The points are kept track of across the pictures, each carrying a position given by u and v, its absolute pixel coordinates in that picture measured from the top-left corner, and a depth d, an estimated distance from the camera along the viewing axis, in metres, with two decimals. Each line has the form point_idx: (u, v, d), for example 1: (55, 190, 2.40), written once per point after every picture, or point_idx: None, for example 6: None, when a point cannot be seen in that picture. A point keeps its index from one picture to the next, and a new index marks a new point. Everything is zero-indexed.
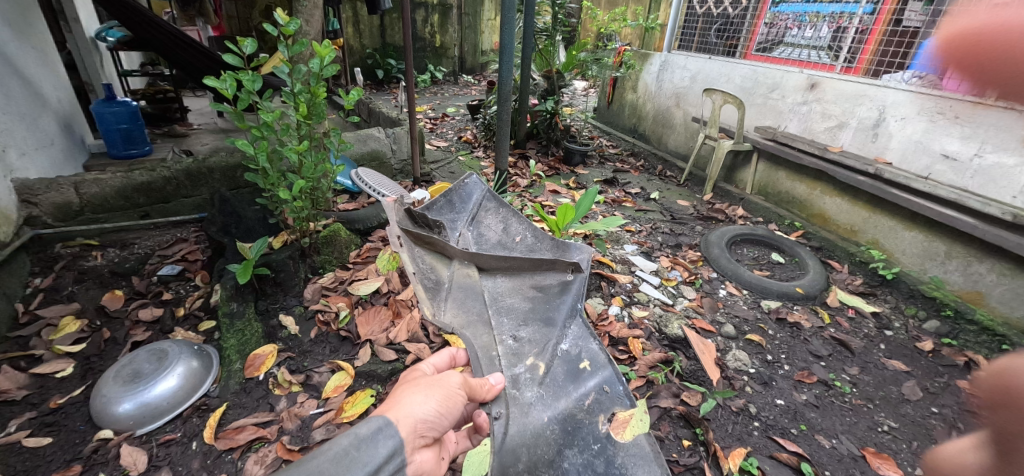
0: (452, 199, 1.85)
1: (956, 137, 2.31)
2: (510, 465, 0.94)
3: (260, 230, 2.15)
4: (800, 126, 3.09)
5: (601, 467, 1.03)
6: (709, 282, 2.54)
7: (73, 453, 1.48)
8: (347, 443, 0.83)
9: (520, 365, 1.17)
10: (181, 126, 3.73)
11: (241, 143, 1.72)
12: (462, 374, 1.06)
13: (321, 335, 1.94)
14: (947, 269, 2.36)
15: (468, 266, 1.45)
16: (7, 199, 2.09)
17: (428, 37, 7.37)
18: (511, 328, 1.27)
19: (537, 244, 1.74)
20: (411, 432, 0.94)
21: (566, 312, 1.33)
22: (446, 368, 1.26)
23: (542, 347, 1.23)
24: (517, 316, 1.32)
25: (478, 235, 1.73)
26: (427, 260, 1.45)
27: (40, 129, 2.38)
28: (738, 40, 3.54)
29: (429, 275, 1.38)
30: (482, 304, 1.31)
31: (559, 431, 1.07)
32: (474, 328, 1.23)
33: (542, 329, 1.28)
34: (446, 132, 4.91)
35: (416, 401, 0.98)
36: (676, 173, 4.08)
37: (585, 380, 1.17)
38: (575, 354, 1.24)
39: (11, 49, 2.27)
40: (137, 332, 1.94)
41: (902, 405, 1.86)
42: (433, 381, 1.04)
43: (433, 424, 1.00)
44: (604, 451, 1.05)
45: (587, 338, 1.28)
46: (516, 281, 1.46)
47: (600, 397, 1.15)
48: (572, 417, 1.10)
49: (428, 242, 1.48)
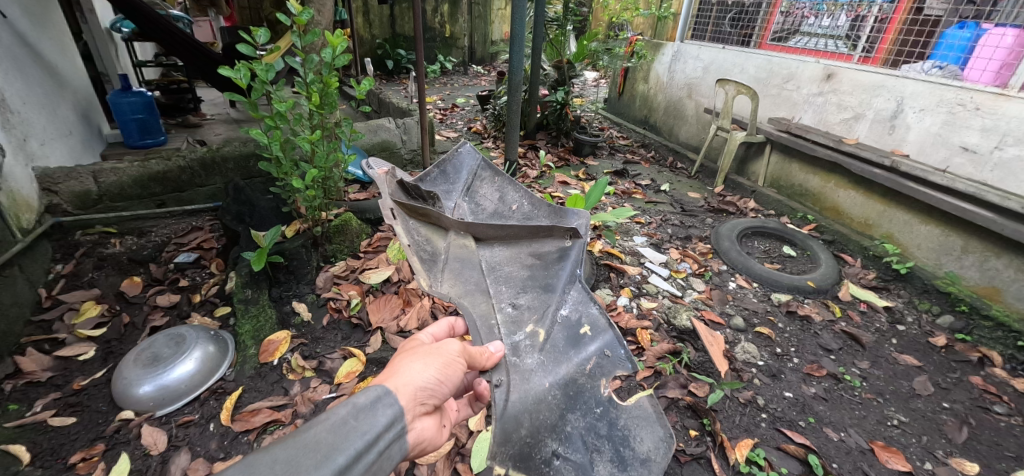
0: (446, 170, 1.87)
1: (976, 129, 2.26)
2: (512, 431, 0.95)
3: (274, 219, 2.19)
4: (815, 117, 3.04)
5: (604, 430, 1.05)
6: (719, 274, 2.53)
7: (97, 432, 1.53)
8: (345, 413, 0.84)
9: (520, 333, 1.17)
10: (195, 117, 3.78)
11: (255, 133, 1.74)
12: (460, 343, 1.06)
13: (333, 322, 1.98)
14: (962, 264, 2.32)
15: (463, 236, 1.43)
16: (29, 187, 2.14)
17: (438, 27, 7.35)
18: (509, 296, 1.28)
19: (533, 212, 1.71)
20: (411, 400, 0.96)
21: (566, 278, 1.30)
22: (445, 336, 1.33)
23: (541, 312, 1.22)
24: (515, 284, 1.31)
25: (474, 206, 1.72)
26: (422, 232, 1.42)
27: (58, 118, 2.42)
28: (753, 29, 3.49)
29: (425, 248, 1.33)
30: (478, 274, 1.31)
31: (560, 396, 1.07)
32: (472, 298, 1.23)
33: (541, 295, 1.27)
34: (455, 123, 4.92)
35: (413, 369, 0.99)
36: (686, 165, 4.04)
37: (586, 344, 1.17)
38: (575, 319, 1.23)
39: (30, 39, 2.30)
40: (155, 317, 1.99)
41: (912, 400, 1.85)
42: (430, 350, 1.06)
43: (433, 391, 1.02)
44: (607, 414, 1.07)
45: (587, 303, 1.27)
46: (513, 250, 1.44)
47: (602, 361, 1.14)
48: (573, 382, 1.09)
49: (422, 213, 1.46)
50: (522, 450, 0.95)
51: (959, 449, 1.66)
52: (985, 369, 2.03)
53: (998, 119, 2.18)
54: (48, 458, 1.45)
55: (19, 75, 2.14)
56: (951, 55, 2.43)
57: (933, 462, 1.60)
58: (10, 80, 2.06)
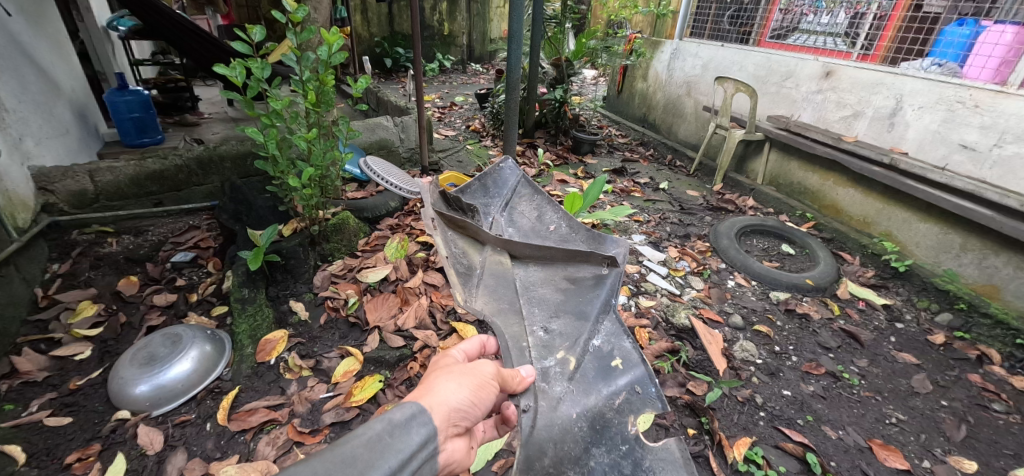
0: (487, 183, 1.80)
1: (975, 127, 2.26)
2: (535, 459, 0.97)
3: (271, 218, 2.18)
4: (814, 115, 3.03)
5: (629, 469, 1.02)
6: (717, 273, 2.53)
7: (93, 432, 1.52)
8: (382, 428, 0.80)
9: (550, 358, 1.18)
10: (192, 115, 3.77)
11: (250, 131, 1.72)
12: (495, 365, 1.04)
13: (330, 321, 1.97)
14: (961, 262, 2.32)
15: (500, 253, 1.41)
16: (25, 187, 2.13)
17: (436, 25, 7.33)
18: (542, 319, 1.27)
19: (572, 234, 1.61)
20: (445, 421, 0.93)
21: (600, 307, 1.29)
22: (475, 355, 1.26)
23: (574, 340, 1.23)
24: (549, 307, 1.31)
25: (511, 221, 1.66)
26: (460, 244, 1.36)
27: (55, 118, 2.41)
28: (751, 27, 3.47)
29: (461, 260, 1.28)
30: (513, 293, 1.30)
31: (587, 429, 1.07)
32: (505, 317, 1.22)
33: (575, 322, 1.27)
34: (454, 121, 4.91)
35: (449, 389, 0.97)
36: (686, 163, 4.04)
37: (617, 377, 1.16)
38: (608, 350, 1.22)
39: (25, 39, 2.29)
40: (152, 317, 1.98)
41: (911, 398, 1.84)
42: (465, 370, 1.03)
43: (466, 413, 1.00)
44: (632, 453, 1.04)
45: (619, 336, 1.25)
46: (549, 271, 1.43)
47: (631, 397, 1.12)
48: (600, 416, 1.09)
49: (461, 225, 1.40)
50: None
51: (957, 447, 1.66)
52: (983, 367, 2.03)
53: (997, 117, 2.18)
54: (44, 459, 1.44)
55: (15, 75, 2.13)
56: (950, 53, 2.42)
57: (931, 460, 1.60)
58: (5, 79, 2.05)
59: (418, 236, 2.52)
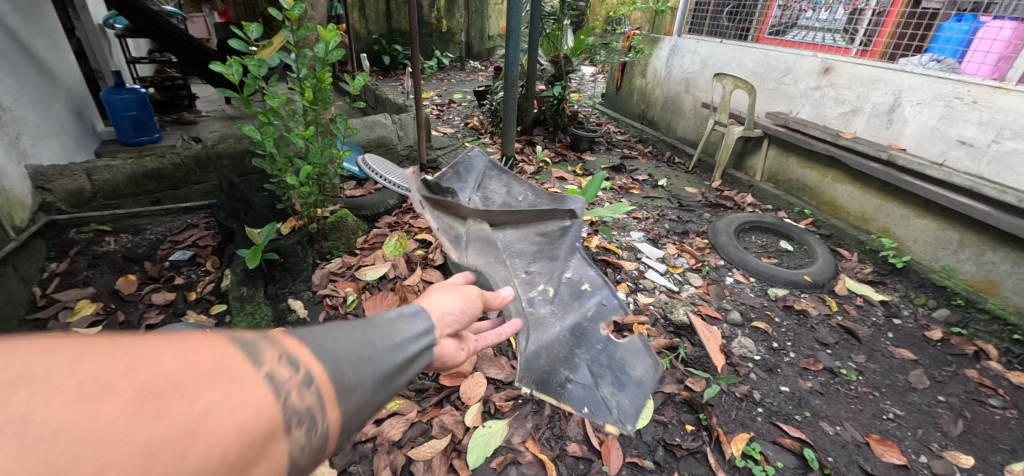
0: (458, 170, 1.75)
1: (973, 123, 2.26)
2: (533, 360, 1.19)
3: (269, 216, 2.18)
4: (813, 111, 3.03)
5: (606, 361, 1.28)
6: (716, 269, 2.53)
7: None
8: (390, 314, 0.78)
9: (533, 290, 1.39)
10: (190, 113, 3.76)
11: (248, 129, 1.72)
12: (478, 288, 1.08)
13: (329, 319, 1.97)
14: (959, 258, 2.32)
15: (480, 222, 1.53)
16: (23, 186, 2.13)
17: (434, 22, 7.29)
18: (522, 265, 1.46)
19: (537, 201, 1.74)
20: (441, 320, 0.90)
21: (567, 249, 1.57)
22: None
23: (550, 276, 1.46)
24: (526, 256, 1.50)
25: (484, 199, 1.68)
26: (447, 221, 1.45)
27: (52, 116, 2.41)
28: (750, 23, 3.47)
29: (449, 232, 1.39)
30: (497, 252, 1.43)
31: (569, 336, 1.30)
32: (492, 267, 1.36)
33: (548, 263, 1.50)
34: (452, 119, 4.90)
35: (442, 297, 0.96)
36: (684, 160, 4.04)
37: (587, 298, 1.41)
38: (577, 279, 1.47)
39: (21, 37, 2.28)
40: (150, 315, 1.99)
41: (908, 393, 1.85)
42: (454, 288, 1.03)
43: (460, 319, 0.97)
44: (606, 350, 1.30)
45: (585, 267, 1.52)
46: (522, 232, 1.60)
47: (600, 309, 1.39)
48: (579, 326, 1.33)
49: (445, 205, 1.49)
50: (542, 375, 1.17)
51: (954, 442, 1.66)
52: (980, 363, 2.04)
53: (995, 113, 2.18)
54: None
55: (11, 73, 2.12)
56: (948, 49, 2.43)
57: (928, 455, 1.61)
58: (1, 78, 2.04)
59: (417, 234, 2.52)
